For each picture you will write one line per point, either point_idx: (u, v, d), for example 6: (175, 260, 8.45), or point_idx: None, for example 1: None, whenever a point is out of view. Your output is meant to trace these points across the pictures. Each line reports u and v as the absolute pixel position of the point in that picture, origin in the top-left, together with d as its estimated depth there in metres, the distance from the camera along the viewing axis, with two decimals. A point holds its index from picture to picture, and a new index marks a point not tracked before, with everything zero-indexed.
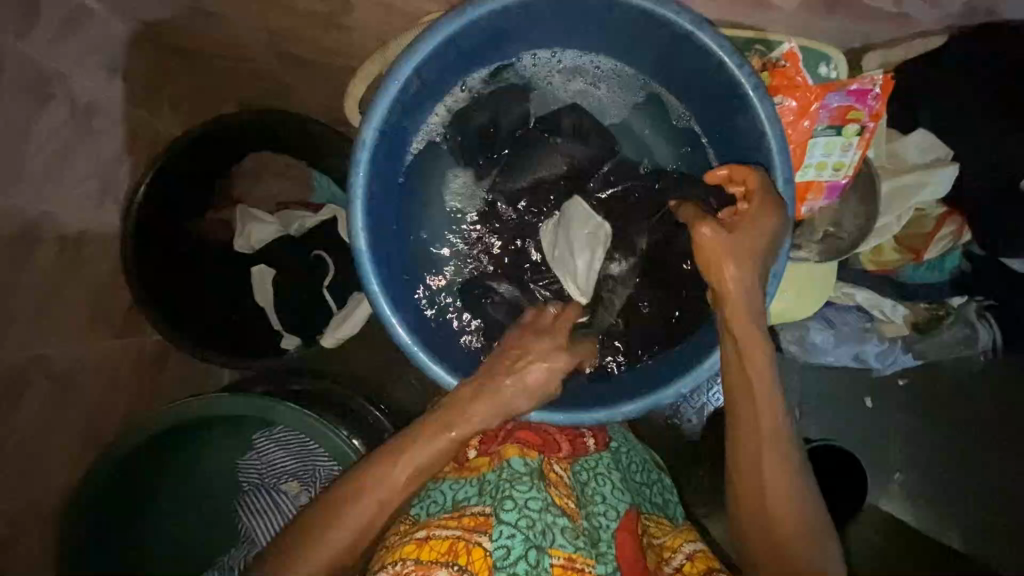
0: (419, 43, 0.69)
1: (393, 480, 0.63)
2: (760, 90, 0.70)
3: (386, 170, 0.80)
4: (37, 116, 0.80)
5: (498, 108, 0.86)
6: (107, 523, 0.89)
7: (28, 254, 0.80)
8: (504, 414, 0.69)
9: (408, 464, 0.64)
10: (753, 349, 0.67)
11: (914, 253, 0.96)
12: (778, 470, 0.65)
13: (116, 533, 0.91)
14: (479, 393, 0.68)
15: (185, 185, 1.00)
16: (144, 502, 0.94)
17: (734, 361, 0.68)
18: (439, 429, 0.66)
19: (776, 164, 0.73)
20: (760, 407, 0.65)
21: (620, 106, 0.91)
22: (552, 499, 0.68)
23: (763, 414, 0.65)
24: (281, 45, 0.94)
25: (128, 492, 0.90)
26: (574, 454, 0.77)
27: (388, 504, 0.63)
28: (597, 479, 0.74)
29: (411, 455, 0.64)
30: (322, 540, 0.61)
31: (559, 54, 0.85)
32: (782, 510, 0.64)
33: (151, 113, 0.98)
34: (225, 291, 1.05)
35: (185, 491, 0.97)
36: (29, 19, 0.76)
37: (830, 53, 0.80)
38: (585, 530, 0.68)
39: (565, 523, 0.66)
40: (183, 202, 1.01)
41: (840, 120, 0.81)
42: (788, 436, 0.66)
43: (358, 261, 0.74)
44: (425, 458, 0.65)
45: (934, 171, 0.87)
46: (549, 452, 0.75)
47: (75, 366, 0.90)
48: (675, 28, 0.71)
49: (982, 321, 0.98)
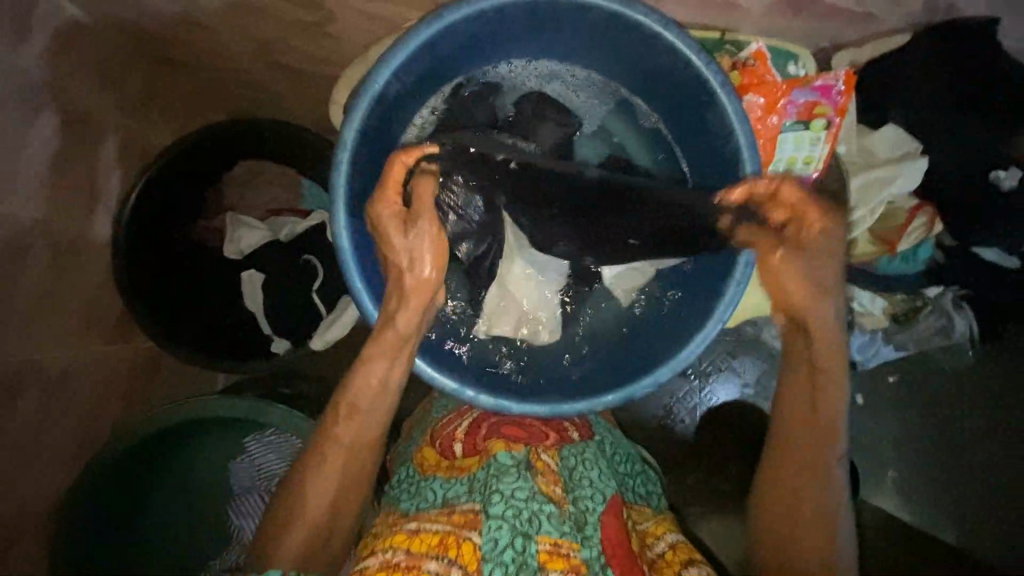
0: (394, 52, 0.72)
1: (347, 435, 0.70)
2: (727, 88, 0.73)
3: (366, 175, 0.82)
4: (31, 128, 0.83)
5: (464, 114, 0.88)
6: (107, 518, 0.90)
7: (24, 259, 0.83)
8: (407, 306, 0.73)
9: (354, 408, 0.71)
10: (826, 380, 0.72)
11: (888, 247, 0.96)
12: (818, 490, 0.72)
13: (117, 531, 0.93)
14: (391, 314, 0.74)
15: (182, 185, 1.03)
16: (143, 499, 0.95)
17: (807, 386, 0.73)
18: (364, 353, 0.73)
19: (743, 160, 0.75)
20: (820, 431, 0.72)
21: (595, 115, 0.94)
22: (538, 488, 0.69)
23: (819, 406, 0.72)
24: (271, 56, 0.97)
25: (127, 489, 0.92)
26: (560, 442, 0.79)
27: (353, 457, 0.70)
28: (585, 465, 0.76)
29: (344, 397, 0.71)
30: (305, 506, 0.68)
31: (537, 64, 0.90)
32: (814, 524, 0.71)
33: (142, 122, 1.02)
34: (224, 291, 1.08)
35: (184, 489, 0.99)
36: (22, 35, 0.80)
37: (799, 53, 0.83)
38: (571, 515, 0.69)
39: (551, 509, 0.67)
40: (180, 204, 1.05)
41: (807, 115, 0.83)
42: (835, 460, 0.72)
43: (341, 258, 0.76)
44: (365, 400, 0.71)
45: (902, 164, 0.89)
46: (536, 444, 0.77)
47: (72, 371, 0.92)
48: (645, 29, 0.73)
49: (958, 312, 1.00)
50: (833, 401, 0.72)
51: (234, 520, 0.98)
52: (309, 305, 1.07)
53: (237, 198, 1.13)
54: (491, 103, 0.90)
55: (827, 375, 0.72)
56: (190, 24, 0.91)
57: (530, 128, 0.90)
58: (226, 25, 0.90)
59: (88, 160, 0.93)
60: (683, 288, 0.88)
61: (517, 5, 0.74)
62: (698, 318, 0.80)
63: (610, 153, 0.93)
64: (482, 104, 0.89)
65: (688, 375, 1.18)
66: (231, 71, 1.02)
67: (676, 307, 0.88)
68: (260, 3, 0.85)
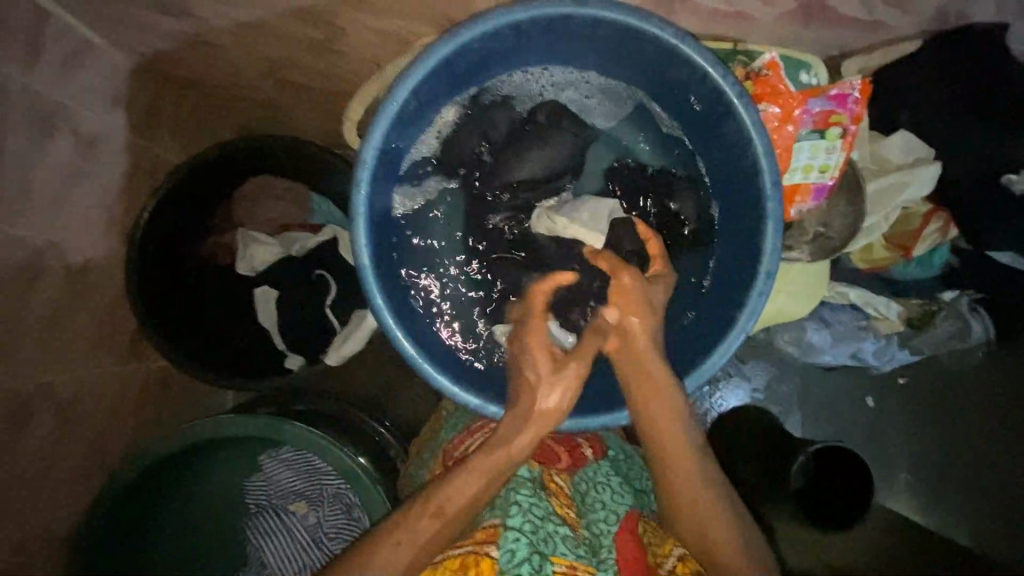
0: (413, 68, 0.73)
1: (426, 532, 0.61)
2: (744, 99, 0.73)
3: (386, 190, 0.83)
4: (42, 147, 0.82)
5: (485, 125, 0.90)
6: (120, 525, 0.87)
7: (33, 280, 0.82)
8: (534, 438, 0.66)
9: (431, 511, 0.62)
10: (676, 451, 0.66)
11: (903, 250, 0.98)
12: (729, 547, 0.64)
13: (127, 538, 0.89)
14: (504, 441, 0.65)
15: (191, 206, 1.02)
16: (156, 507, 0.92)
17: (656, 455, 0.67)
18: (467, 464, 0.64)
19: (763, 170, 0.75)
20: (690, 481, 0.66)
21: (609, 114, 0.95)
22: (553, 509, 0.70)
23: (658, 405, 0.67)
24: (278, 71, 0.96)
25: (143, 498, 0.89)
26: (573, 466, 0.79)
27: (432, 543, 0.62)
28: (598, 488, 0.75)
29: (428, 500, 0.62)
30: None
31: (550, 70, 0.88)
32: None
33: (151, 140, 1.02)
34: (230, 304, 1.08)
35: (196, 499, 0.97)
36: (35, 58, 0.80)
37: (812, 62, 0.83)
38: (585, 539, 0.70)
39: (565, 532, 0.68)
40: (188, 223, 1.04)
41: (823, 125, 0.83)
42: (729, 508, 0.66)
43: (361, 275, 0.77)
44: (454, 504, 0.62)
45: (917, 170, 0.90)
46: (549, 464, 0.77)
47: (81, 390, 0.91)
48: (661, 43, 0.74)
49: (974, 314, 1.01)
50: (698, 458, 0.66)
51: (252, 540, 0.94)
52: (318, 319, 1.06)
53: (244, 211, 1.12)
54: (510, 112, 0.90)
55: (673, 444, 0.66)
56: (201, 43, 0.91)
57: (543, 136, 0.90)
58: (236, 44, 0.91)
59: (96, 180, 0.93)
60: (707, 300, 0.88)
61: (533, 22, 0.74)
62: (722, 324, 0.81)
63: (610, 159, 0.97)
64: (499, 115, 0.90)
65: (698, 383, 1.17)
66: (239, 88, 1.02)
67: (697, 320, 0.88)
68: (269, 21, 0.86)
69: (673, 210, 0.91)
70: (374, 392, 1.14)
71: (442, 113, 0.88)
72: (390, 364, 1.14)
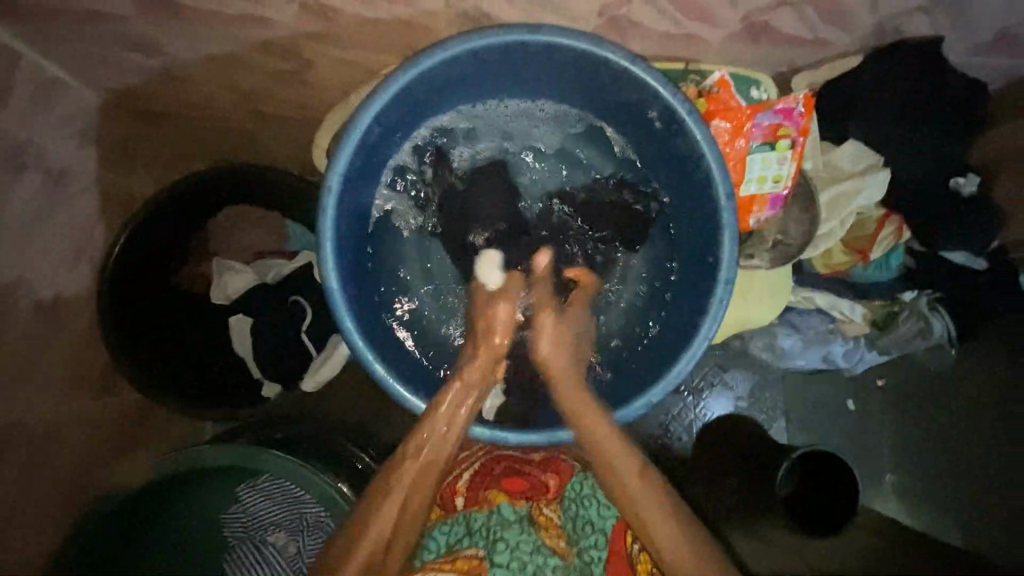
0: (374, 97, 0.75)
1: (412, 472, 0.69)
2: (695, 115, 0.76)
3: (353, 215, 0.85)
4: (15, 185, 0.83)
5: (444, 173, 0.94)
6: (120, 531, 0.85)
7: (7, 315, 0.82)
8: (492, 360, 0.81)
9: (422, 455, 0.70)
10: (580, 399, 0.76)
11: (859, 254, 1.02)
12: (635, 477, 0.69)
13: (130, 543, 0.88)
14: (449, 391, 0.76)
15: (178, 219, 1.02)
16: (153, 517, 0.90)
17: (575, 406, 0.76)
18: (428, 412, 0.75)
19: (715, 179, 0.78)
20: (597, 425, 0.73)
21: (551, 137, 0.97)
22: (542, 539, 0.71)
23: (567, 389, 0.78)
24: (248, 104, 0.98)
25: (139, 509, 0.86)
26: (560, 489, 0.78)
27: (418, 485, 0.68)
28: (584, 503, 0.76)
29: (419, 453, 0.70)
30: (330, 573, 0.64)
31: (505, 102, 0.93)
32: (657, 509, 0.66)
33: (125, 175, 1.03)
34: (199, 326, 1.07)
35: (177, 515, 0.93)
36: (7, 96, 0.81)
37: (760, 79, 0.88)
38: (576, 567, 0.70)
39: (555, 562, 0.70)
40: (177, 237, 1.05)
41: (772, 137, 0.86)
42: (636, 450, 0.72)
43: (331, 301, 0.78)
44: (432, 451, 0.71)
45: (866, 178, 0.94)
46: (536, 497, 0.76)
47: (54, 429, 0.89)
48: (613, 65, 0.77)
49: (936, 313, 1.01)
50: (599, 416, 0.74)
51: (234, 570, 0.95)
52: (298, 346, 1.07)
53: (221, 241, 1.11)
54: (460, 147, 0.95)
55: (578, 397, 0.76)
56: (171, 78, 0.93)
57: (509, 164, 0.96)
58: (208, 78, 0.93)
59: (69, 215, 0.94)
60: (670, 308, 0.91)
61: (490, 49, 0.77)
62: (683, 340, 0.84)
63: (563, 173, 0.98)
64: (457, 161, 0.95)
65: (681, 393, 1.18)
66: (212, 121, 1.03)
67: (664, 327, 0.91)
68: (241, 55, 0.88)
69: (625, 207, 0.94)
70: (359, 415, 1.14)
71: (406, 141, 0.92)
72: (371, 386, 1.14)
